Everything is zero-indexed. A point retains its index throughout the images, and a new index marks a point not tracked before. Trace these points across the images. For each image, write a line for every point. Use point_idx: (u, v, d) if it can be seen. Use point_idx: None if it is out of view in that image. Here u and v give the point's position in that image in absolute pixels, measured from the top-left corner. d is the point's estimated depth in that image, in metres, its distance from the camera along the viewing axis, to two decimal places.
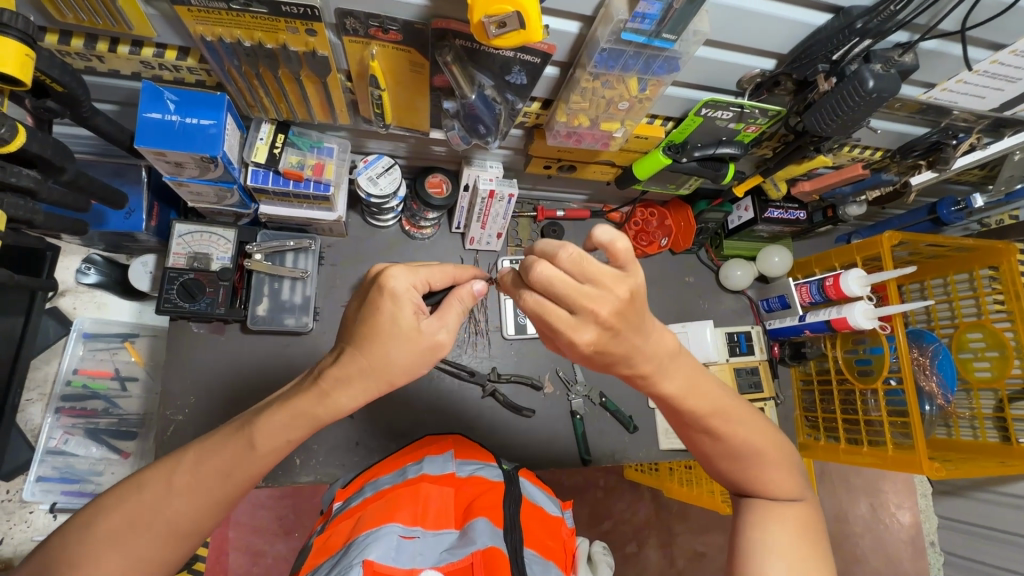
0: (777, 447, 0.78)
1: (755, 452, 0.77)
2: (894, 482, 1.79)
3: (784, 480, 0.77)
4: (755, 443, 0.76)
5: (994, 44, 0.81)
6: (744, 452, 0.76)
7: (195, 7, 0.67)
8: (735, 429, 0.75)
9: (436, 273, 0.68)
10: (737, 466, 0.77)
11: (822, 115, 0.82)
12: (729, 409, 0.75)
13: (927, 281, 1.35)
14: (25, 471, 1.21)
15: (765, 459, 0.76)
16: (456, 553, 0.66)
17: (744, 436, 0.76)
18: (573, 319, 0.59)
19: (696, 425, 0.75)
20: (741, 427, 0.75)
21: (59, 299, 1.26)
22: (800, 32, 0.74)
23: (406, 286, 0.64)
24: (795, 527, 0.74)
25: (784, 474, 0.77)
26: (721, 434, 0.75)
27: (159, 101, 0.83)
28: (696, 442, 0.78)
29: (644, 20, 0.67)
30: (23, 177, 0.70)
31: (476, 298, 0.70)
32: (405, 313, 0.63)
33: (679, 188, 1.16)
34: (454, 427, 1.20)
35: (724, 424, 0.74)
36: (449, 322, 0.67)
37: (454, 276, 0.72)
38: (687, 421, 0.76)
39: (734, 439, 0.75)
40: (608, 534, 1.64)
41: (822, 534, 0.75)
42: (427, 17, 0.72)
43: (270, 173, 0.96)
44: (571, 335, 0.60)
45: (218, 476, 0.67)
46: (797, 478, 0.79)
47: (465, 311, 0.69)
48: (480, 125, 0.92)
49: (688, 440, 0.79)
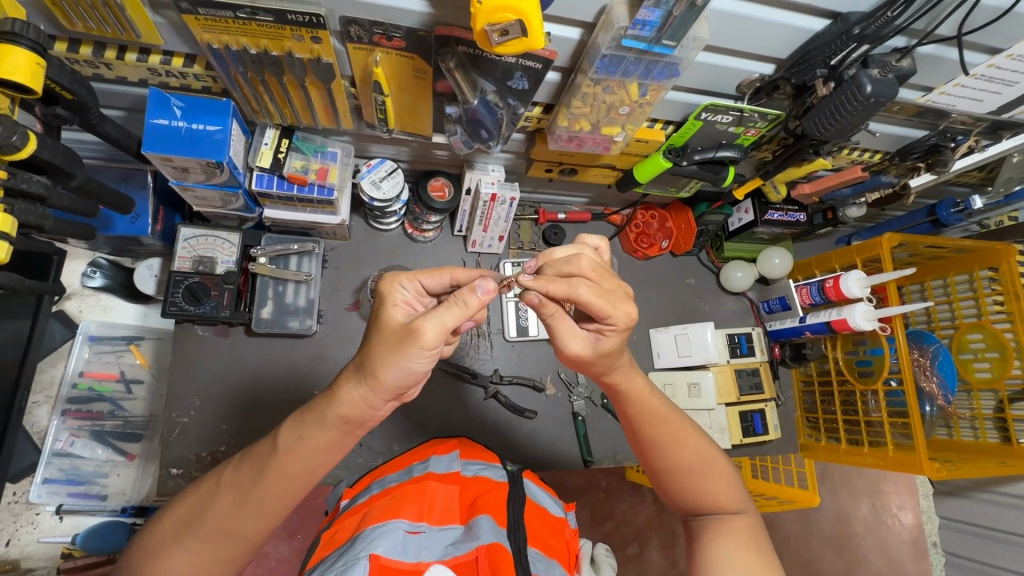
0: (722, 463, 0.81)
1: (706, 471, 0.78)
2: (895, 482, 1.79)
3: (730, 495, 0.78)
4: (703, 459, 0.78)
5: (990, 48, 0.82)
6: (690, 468, 0.78)
7: (203, 15, 0.68)
8: (681, 442, 0.78)
9: (430, 276, 0.67)
10: (685, 483, 0.78)
11: (821, 119, 0.82)
12: (674, 424, 0.79)
13: (927, 282, 1.36)
14: (32, 472, 1.22)
15: (711, 475, 0.78)
16: (461, 548, 0.67)
17: (696, 455, 0.78)
18: (615, 295, 0.68)
19: (643, 436, 0.78)
20: (687, 440, 0.78)
21: (65, 303, 1.28)
22: (799, 37, 0.75)
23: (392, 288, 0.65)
24: (741, 541, 0.74)
25: (730, 489, 0.78)
26: (668, 446, 0.77)
27: (166, 108, 0.84)
28: (648, 455, 0.79)
29: (644, 26, 0.68)
30: (33, 183, 0.71)
31: (476, 293, 0.61)
32: (390, 311, 0.63)
33: (679, 191, 1.17)
34: (457, 429, 1.21)
35: (670, 436, 0.77)
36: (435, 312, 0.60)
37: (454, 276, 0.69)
38: (635, 433, 0.79)
39: (679, 453, 0.78)
40: (610, 535, 1.65)
41: (769, 548, 0.75)
42: (431, 24, 0.73)
43: (275, 177, 0.98)
44: (623, 313, 0.68)
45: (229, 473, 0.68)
46: (744, 494, 0.80)
47: (462, 306, 0.61)
48: (482, 130, 0.92)
49: (641, 455, 0.80)
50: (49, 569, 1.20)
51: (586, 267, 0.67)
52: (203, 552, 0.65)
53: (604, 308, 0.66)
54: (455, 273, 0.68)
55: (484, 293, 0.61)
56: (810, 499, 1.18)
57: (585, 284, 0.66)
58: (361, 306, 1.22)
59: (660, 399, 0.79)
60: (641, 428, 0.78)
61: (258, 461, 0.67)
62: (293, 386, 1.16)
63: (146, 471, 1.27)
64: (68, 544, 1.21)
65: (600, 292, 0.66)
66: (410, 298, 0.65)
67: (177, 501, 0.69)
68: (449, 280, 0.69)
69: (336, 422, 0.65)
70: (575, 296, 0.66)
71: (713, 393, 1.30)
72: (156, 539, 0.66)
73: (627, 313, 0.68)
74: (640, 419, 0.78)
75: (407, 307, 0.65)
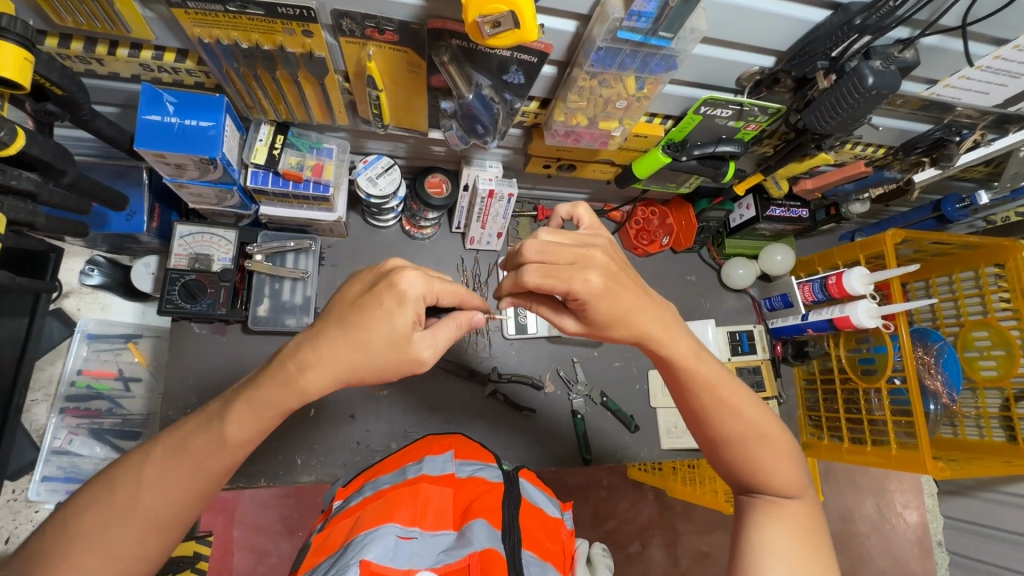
0: (784, 440, 0.78)
1: (761, 444, 0.76)
2: (900, 481, 1.78)
3: (790, 476, 0.76)
4: (758, 432, 0.76)
5: (996, 39, 0.80)
6: (749, 444, 0.76)
7: (192, 10, 0.67)
8: (738, 417, 0.76)
9: (448, 291, 0.67)
10: (739, 456, 0.77)
11: (822, 112, 0.81)
12: (732, 396, 0.76)
13: (931, 279, 1.33)
14: (30, 471, 1.23)
15: (765, 451, 0.76)
16: (453, 554, 0.66)
17: (752, 427, 0.76)
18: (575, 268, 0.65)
19: (694, 407, 0.77)
20: (746, 415, 0.76)
21: (63, 300, 1.27)
22: (799, 28, 0.74)
23: (416, 294, 0.63)
24: (793, 523, 0.74)
25: (790, 469, 0.76)
26: (724, 421, 0.76)
27: (158, 104, 0.83)
28: (700, 424, 0.78)
29: (639, 18, 0.66)
30: (23, 180, 0.70)
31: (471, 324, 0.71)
32: (405, 318, 0.63)
33: (679, 187, 1.16)
34: (455, 427, 1.20)
35: (726, 411, 0.75)
36: (440, 341, 0.67)
37: (461, 297, 0.69)
38: (689, 406, 0.78)
39: (736, 429, 0.76)
40: (611, 533, 1.64)
41: (818, 534, 0.74)
42: (424, 17, 0.72)
43: (270, 174, 0.97)
44: (583, 281, 0.65)
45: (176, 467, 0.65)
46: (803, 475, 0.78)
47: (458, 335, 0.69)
48: (478, 125, 0.91)
49: (694, 424, 0.79)
50: None
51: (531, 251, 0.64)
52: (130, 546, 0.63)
53: (556, 287, 0.64)
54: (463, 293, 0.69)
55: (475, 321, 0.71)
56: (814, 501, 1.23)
57: (529, 275, 0.64)
58: None
59: (718, 372, 0.76)
60: (693, 399, 0.76)
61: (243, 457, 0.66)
62: None
63: None
64: None
65: (553, 273, 0.64)
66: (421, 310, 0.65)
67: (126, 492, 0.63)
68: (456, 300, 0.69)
69: None
70: (523, 285, 0.65)
71: None
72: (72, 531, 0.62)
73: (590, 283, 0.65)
74: (695, 393, 0.76)
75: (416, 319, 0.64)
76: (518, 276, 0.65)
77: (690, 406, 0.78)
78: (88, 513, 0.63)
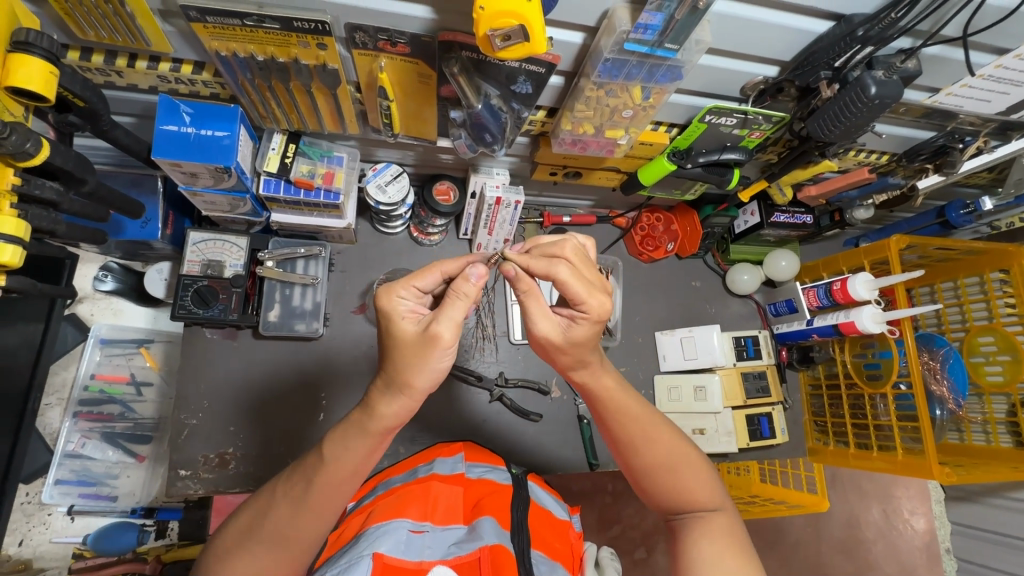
0: (698, 456, 0.81)
1: (678, 466, 0.78)
2: (907, 487, 1.77)
3: (707, 489, 0.78)
4: (676, 454, 0.79)
5: (998, 48, 0.81)
6: (669, 462, 0.78)
7: (211, 24, 0.69)
8: (655, 437, 0.78)
9: (424, 278, 0.66)
10: (662, 481, 0.78)
11: (826, 121, 0.82)
12: (647, 417, 0.79)
13: (937, 284, 1.34)
14: (44, 474, 1.24)
15: (685, 472, 0.78)
16: (464, 548, 0.67)
17: (669, 449, 0.79)
18: (594, 286, 0.67)
19: (616, 434, 0.79)
20: (661, 434, 0.79)
21: (77, 306, 1.30)
22: (802, 39, 0.75)
23: (396, 306, 0.64)
24: (721, 537, 0.75)
25: (706, 483, 0.79)
26: (643, 442, 0.78)
27: (174, 114, 0.85)
28: (624, 453, 0.80)
29: (646, 30, 0.68)
30: (46, 189, 0.72)
31: (474, 283, 0.61)
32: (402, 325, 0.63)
33: (684, 195, 1.17)
34: (462, 432, 1.21)
35: (644, 432, 0.78)
36: (445, 318, 0.60)
37: (444, 270, 0.67)
38: (608, 428, 0.80)
39: (655, 448, 0.78)
40: (616, 539, 1.64)
41: (748, 547, 0.75)
42: (435, 30, 0.73)
43: (282, 182, 0.99)
44: (596, 302, 0.66)
45: (290, 483, 0.69)
46: (720, 489, 0.81)
47: (472, 302, 0.61)
48: (486, 134, 0.92)
49: (618, 454, 0.81)
50: (60, 569, 1.21)
51: (564, 269, 0.65)
52: (275, 558, 0.68)
53: (580, 293, 0.66)
54: (444, 268, 0.66)
55: (478, 278, 0.61)
56: (820, 507, 1.23)
57: (562, 270, 0.65)
58: (367, 309, 1.23)
59: (633, 394, 0.80)
60: (616, 427, 0.78)
61: (307, 470, 0.69)
62: (301, 388, 1.17)
63: (156, 472, 1.29)
64: (80, 545, 1.22)
65: (580, 283, 0.66)
66: (415, 307, 0.65)
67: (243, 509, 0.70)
68: (441, 277, 0.67)
69: (373, 433, 0.66)
70: (549, 272, 0.65)
71: (719, 397, 1.29)
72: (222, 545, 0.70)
73: (601, 303, 0.66)
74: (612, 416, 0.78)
75: (414, 317, 0.64)
76: (551, 267, 0.65)
77: (612, 435, 0.80)
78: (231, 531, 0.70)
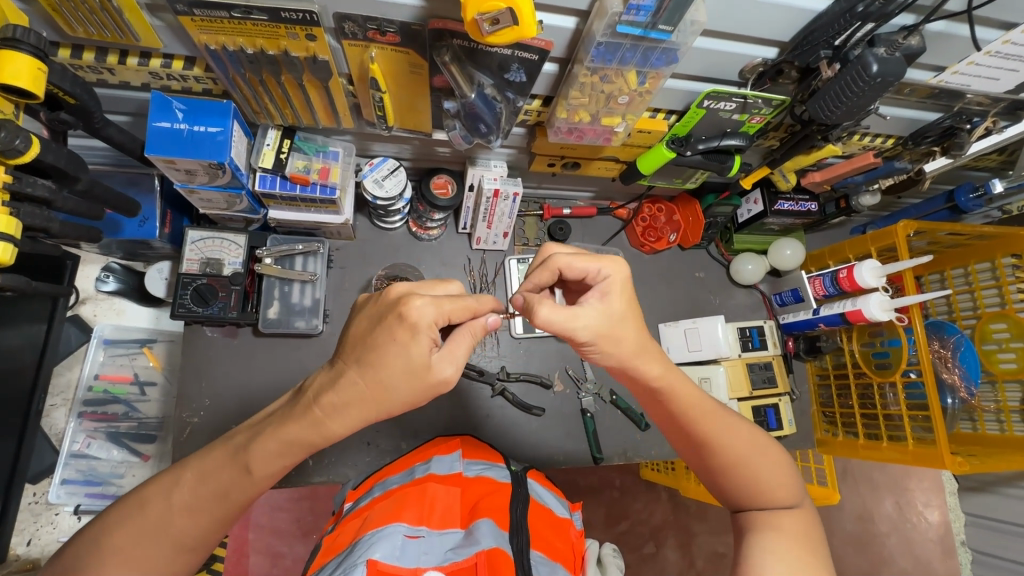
0: (775, 457, 0.79)
1: (758, 464, 0.77)
2: (922, 479, 1.73)
3: (783, 489, 0.77)
4: (753, 452, 0.78)
5: (1005, 23, 0.79)
6: (746, 460, 0.77)
7: (199, 17, 0.68)
8: (730, 439, 0.77)
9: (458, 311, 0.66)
10: (739, 476, 0.77)
11: (827, 103, 0.80)
12: (719, 419, 0.78)
13: (947, 271, 1.30)
14: (51, 474, 1.25)
15: (764, 470, 0.77)
16: (461, 553, 0.66)
17: (747, 446, 0.78)
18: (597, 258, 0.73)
19: (692, 432, 0.78)
20: (735, 433, 0.78)
21: (80, 307, 1.31)
22: (800, 19, 0.74)
23: (425, 321, 0.64)
24: (794, 537, 0.73)
25: (783, 484, 0.77)
26: (717, 444, 0.77)
27: (167, 111, 0.85)
28: (700, 448, 0.78)
29: (639, 12, 0.66)
30: (39, 187, 0.72)
31: (486, 328, 0.69)
32: (419, 346, 0.64)
33: (685, 183, 1.15)
34: (463, 427, 1.20)
35: (718, 437, 0.77)
36: (459, 356, 0.67)
37: (474, 308, 0.67)
38: (680, 428, 0.79)
39: (729, 444, 0.77)
40: (623, 535, 1.63)
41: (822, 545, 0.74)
42: (425, 18, 0.72)
43: (277, 178, 0.98)
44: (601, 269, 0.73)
45: (236, 473, 0.69)
46: (797, 486, 0.79)
47: (476, 343, 0.69)
48: (481, 124, 0.91)
49: (691, 449, 0.80)
50: None
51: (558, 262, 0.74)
52: None
53: (587, 264, 0.72)
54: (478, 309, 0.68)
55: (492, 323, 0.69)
56: (832, 499, 1.21)
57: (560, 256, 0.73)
58: None
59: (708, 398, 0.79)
60: (693, 423, 0.78)
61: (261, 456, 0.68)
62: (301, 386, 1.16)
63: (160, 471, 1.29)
64: None
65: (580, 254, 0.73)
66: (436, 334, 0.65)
67: (221, 504, 0.70)
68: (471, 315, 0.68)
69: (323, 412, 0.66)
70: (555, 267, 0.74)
71: (724, 389, 1.26)
72: (152, 534, 0.68)
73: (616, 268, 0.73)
74: (686, 420, 0.78)
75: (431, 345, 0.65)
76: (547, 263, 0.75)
77: (688, 433, 0.79)
78: (173, 518, 0.68)
